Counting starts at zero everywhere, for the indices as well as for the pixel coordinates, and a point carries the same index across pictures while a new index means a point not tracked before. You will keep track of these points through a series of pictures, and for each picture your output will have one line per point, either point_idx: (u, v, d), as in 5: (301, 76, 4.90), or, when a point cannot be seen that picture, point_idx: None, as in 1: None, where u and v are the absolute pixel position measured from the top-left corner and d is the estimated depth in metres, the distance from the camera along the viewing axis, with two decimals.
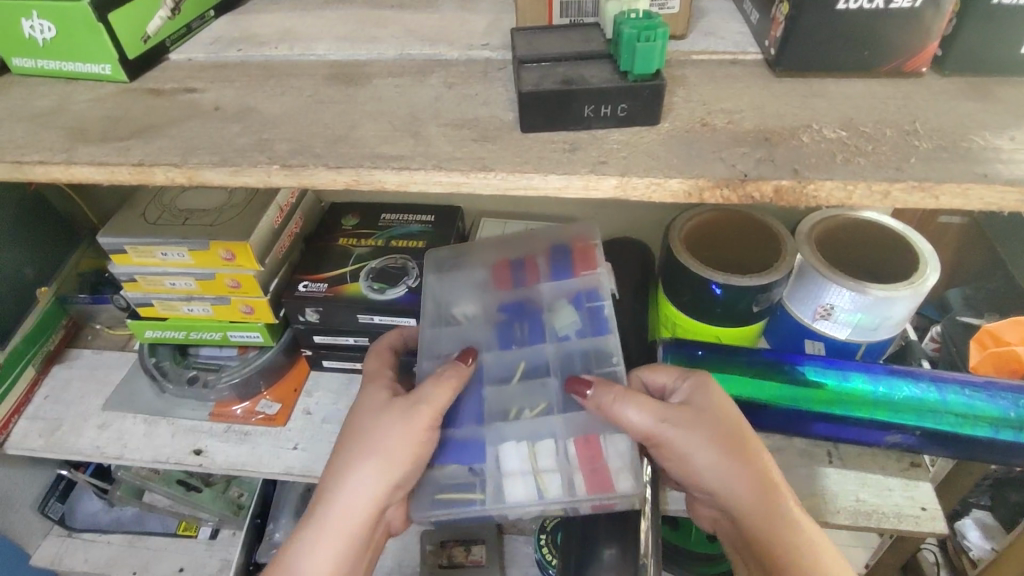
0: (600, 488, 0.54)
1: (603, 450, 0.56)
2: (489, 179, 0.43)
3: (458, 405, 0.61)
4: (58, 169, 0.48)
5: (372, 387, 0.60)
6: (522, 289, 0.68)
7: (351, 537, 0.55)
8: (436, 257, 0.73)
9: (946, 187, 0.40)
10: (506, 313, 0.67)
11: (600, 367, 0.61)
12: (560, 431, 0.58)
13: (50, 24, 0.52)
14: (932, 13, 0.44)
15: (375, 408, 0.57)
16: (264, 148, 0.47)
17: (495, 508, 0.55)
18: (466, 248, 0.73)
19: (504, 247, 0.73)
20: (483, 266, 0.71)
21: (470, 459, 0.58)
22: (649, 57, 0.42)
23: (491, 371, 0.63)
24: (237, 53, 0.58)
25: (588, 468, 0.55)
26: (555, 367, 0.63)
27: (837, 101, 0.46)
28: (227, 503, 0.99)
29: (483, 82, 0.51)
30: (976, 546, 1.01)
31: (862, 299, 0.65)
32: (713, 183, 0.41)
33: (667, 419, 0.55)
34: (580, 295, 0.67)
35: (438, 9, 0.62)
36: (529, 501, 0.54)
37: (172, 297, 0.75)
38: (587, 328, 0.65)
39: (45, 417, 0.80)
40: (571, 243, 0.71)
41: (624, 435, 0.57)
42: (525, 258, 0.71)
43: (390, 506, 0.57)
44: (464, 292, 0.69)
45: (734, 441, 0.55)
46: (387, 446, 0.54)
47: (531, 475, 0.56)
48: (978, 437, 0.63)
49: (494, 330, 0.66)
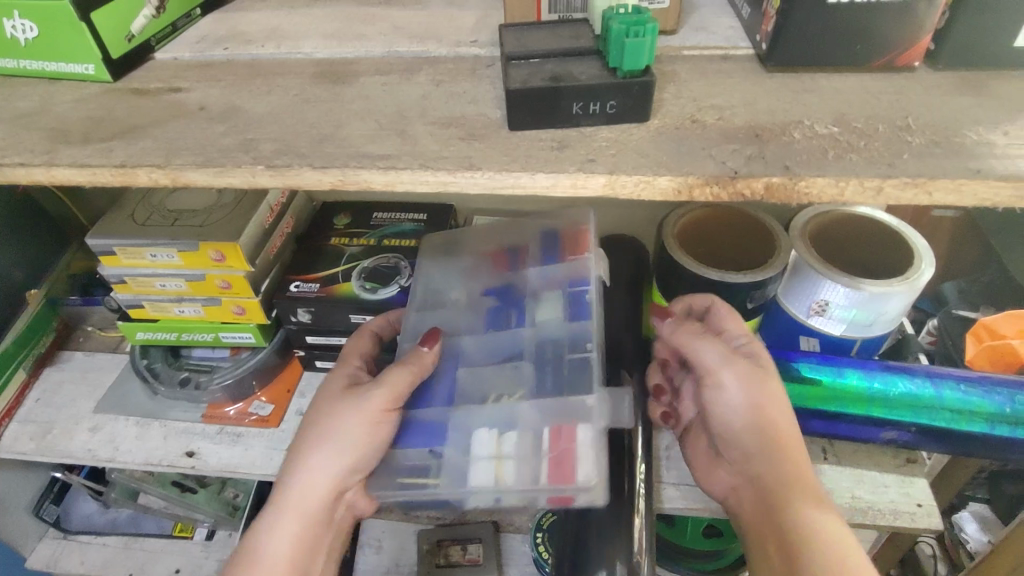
0: (561, 479, 0.53)
1: (574, 443, 0.55)
2: (475, 178, 0.42)
3: (430, 385, 0.62)
4: (40, 171, 0.47)
5: (335, 374, 0.62)
6: (510, 277, 0.69)
7: (310, 524, 0.55)
8: (429, 244, 0.75)
9: (939, 183, 0.39)
10: (491, 298, 0.68)
11: (572, 354, 0.60)
12: (527, 412, 0.58)
13: (32, 24, 0.51)
14: (925, 6, 0.43)
15: (335, 395, 0.58)
16: (249, 149, 0.46)
17: (453, 492, 0.55)
18: (462, 239, 0.75)
19: (498, 234, 0.74)
20: (474, 254, 0.74)
21: (434, 441, 0.58)
22: (637, 53, 0.41)
23: (470, 356, 0.64)
24: (223, 53, 0.57)
25: (553, 457, 0.54)
26: (529, 351, 0.62)
27: (829, 96, 0.46)
28: (223, 504, 0.98)
29: (471, 80, 0.51)
30: (974, 539, 1.01)
31: (856, 296, 0.65)
32: (703, 180, 0.40)
33: (735, 365, 0.59)
34: (566, 281, 0.66)
35: (426, 6, 0.62)
36: (489, 485, 0.54)
37: (162, 298, 0.74)
38: (567, 312, 0.63)
39: (35, 421, 0.79)
40: (561, 230, 0.71)
41: (591, 421, 0.55)
42: (520, 247, 0.71)
43: (349, 488, 0.57)
44: (452, 279, 0.72)
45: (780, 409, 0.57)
46: (343, 429, 0.55)
47: (494, 460, 0.55)
48: (972, 433, 0.63)
49: (477, 314, 0.67)
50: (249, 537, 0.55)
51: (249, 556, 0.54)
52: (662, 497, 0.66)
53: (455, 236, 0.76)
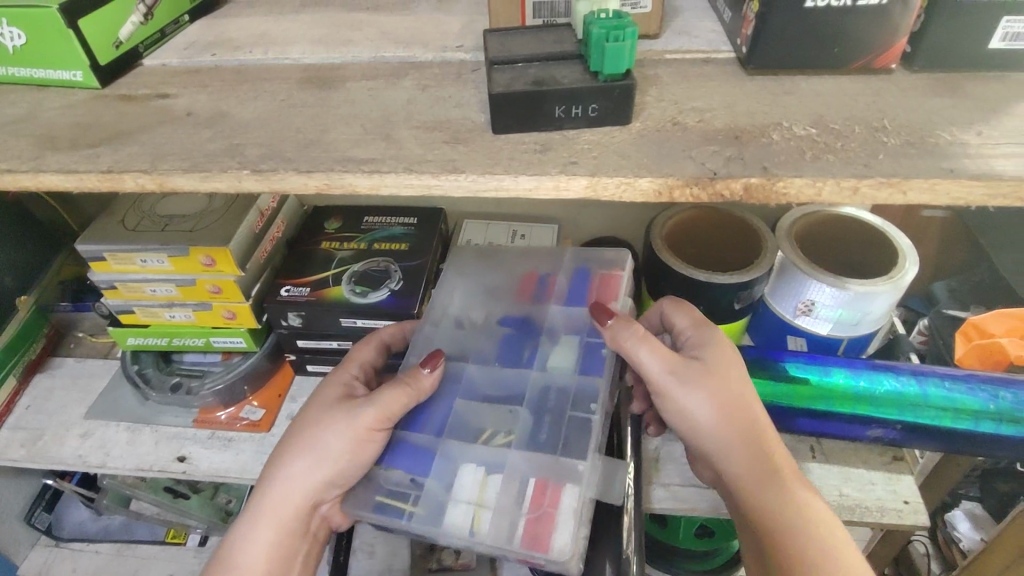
0: (534, 543, 0.50)
1: (557, 501, 0.52)
2: (460, 181, 0.43)
3: (427, 409, 0.60)
4: (27, 177, 0.47)
5: (333, 382, 0.61)
6: (530, 307, 0.68)
7: (286, 529, 0.55)
8: (461, 256, 0.74)
9: (913, 183, 0.40)
10: (508, 329, 0.66)
11: (575, 411, 0.58)
12: (515, 463, 0.55)
13: (19, 31, 0.51)
14: (900, 9, 0.44)
15: (328, 404, 0.58)
16: (235, 153, 0.46)
17: (425, 530, 0.53)
18: (492, 254, 0.74)
19: (529, 260, 0.72)
20: (502, 274, 0.72)
21: (417, 469, 0.56)
22: (619, 56, 0.42)
23: (473, 385, 0.62)
24: (211, 58, 0.58)
25: (531, 516, 0.52)
26: (532, 397, 0.60)
27: (807, 99, 0.46)
28: (215, 509, 0.98)
29: (456, 84, 0.51)
30: (967, 537, 1.02)
31: (842, 295, 0.66)
32: (682, 181, 0.41)
33: (675, 373, 0.55)
34: (586, 329, 0.64)
35: (413, 12, 0.62)
36: (463, 533, 0.52)
37: (153, 304, 0.74)
38: (580, 363, 0.61)
39: (25, 428, 0.79)
40: (597, 269, 0.69)
41: (579, 485, 0.53)
42: (550, 276, 0.70)
43: (325, 502, 0.56)
44: (471, 298, 0.70)
45: (731, 406, 0.55)
46: (325, 441, 0.54)
47: (473, 507, 0.53)
48: (957, 430, 0.63)
49: (489, 342, 0.65)
50: (226, 538, 0.55)
51: (225, 561, 0.54)
52: (651, 497, 0.66)
53: (457, 249, 0.75)
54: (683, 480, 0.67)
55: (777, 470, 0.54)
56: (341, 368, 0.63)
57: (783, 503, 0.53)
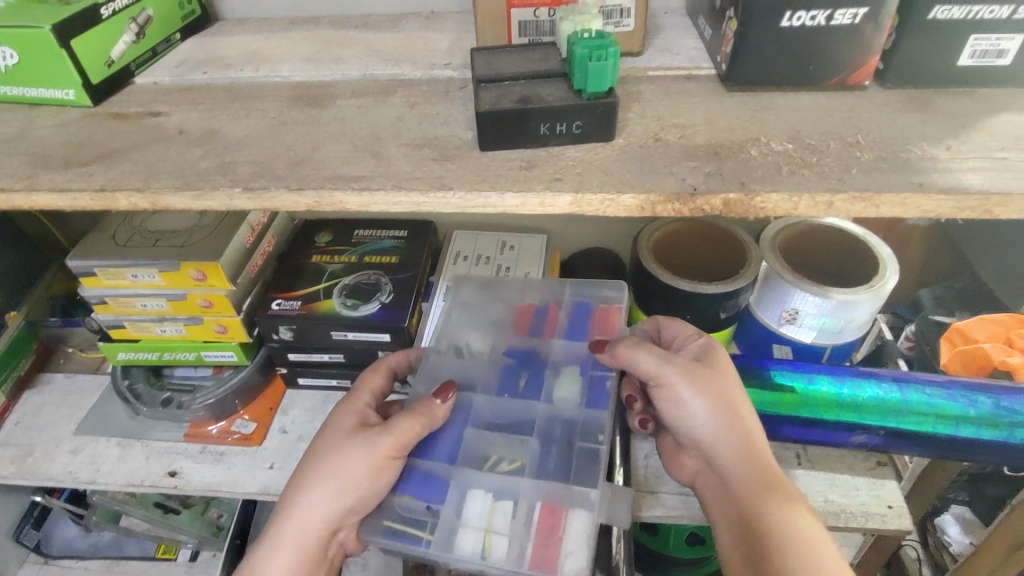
0: (543, 567, 0.52)
1: (564, 525, 0.54)
2: (448, 198, 0.44)
3: (436, 438, 0.60)
4: (20, 196, 0.48)
5: (344, 409, 0.60)
6: (532, 340, 0.68)
7: (306, 555, 0.55)
8: (461, 284, 0.74)
9: (885, 197, 0.41)
10: (510, 359, 0.66)
11: (583, 442, 0.59)
12: (524, 489, 0.56)
13: (11, 51, 0.52)
14: (872, 27, 0.45)
15: (342, 433, 0.57)
16: (227, 171, 0.47)
17: (438, 554, 0.53)
18: (490, 283, 0.74)
19: (528, 293, 0.73)
20: (501, 305, 0.72)
21: (431, 496, 0.56)
22: (601, 75, 0.43)
23: (479, 414, 0.62)
24: (203, 76, 0.58)
25: (540, 541, 0.53)
26: (539, 427, 0.60)
27: (785, 114, 0.48)
28: (206, 524, 0.97)
29: (444, 102, 0.52)
30: (957, 541, 1.02)
31: (825, 304, 0.67)
32: (664, 198, 0.42)
33: (674, 364, 0.57)
34: (589, 362, 0.65)
35: (401, 30, 0.64)
36: (473, 559, 0.52)
37: (144, 318, 0.75)
38: (586, 395, 0.63)
39: (15, 444, 0.79)
40: (596, 304, 0.71)
41: (588, 511, 0.54)
42: (550, 309, 0.71)
43: (342, 528, 0.56)
44: (468, 322, 0.71)
45: (725, 403, 0.56)
46: (342, 469, 0.54)
47: (483, 531, 0.54)
48: (939, 435, 0.64)
49: (491, 371, 0.65)
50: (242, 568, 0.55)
51: None
52: (641, 505, 0.67)
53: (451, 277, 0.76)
54: (674, 488, 0.68)
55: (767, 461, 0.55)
56: (351, 395, 0.62)
57: (767, 489, 0.54)
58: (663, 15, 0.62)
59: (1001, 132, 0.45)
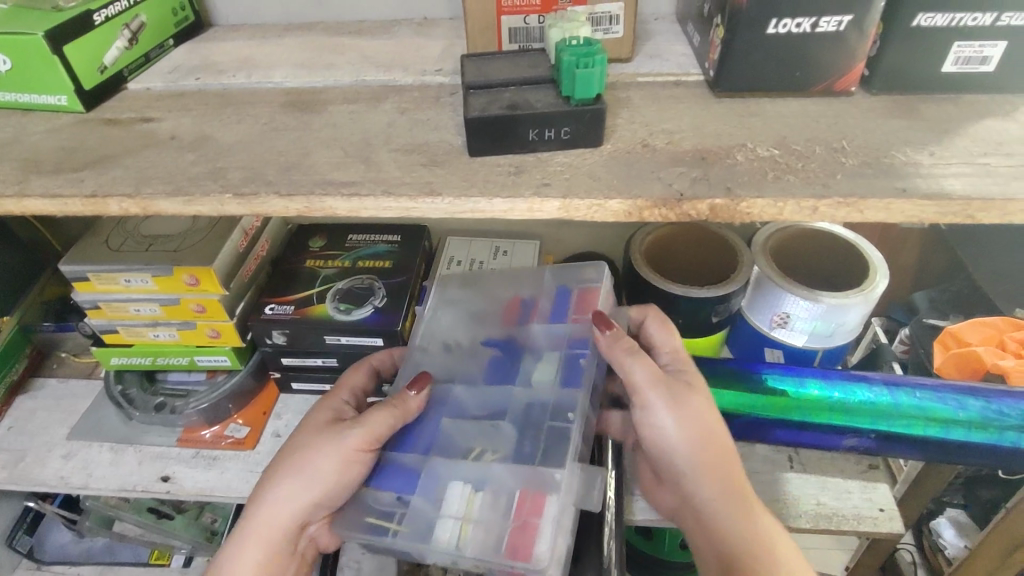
0: (516, 554, 0.50)
1: (540, 510, 0.52)
2: (437, 203, 0.44)
3: (415, 430, 0.60)
4: (11, 202, 0.48)
5: (321, 406, 0.61)
6: (514, 329, 0.66)
7: (273, 549, 0.56)
8: (447, 285, 0.73)
9: (869, 202, 0.42)
10: (492, 351, 0.65)
11: (555, 422, 0.56)
12: (497, 474, 0.55)
13: (4, 57, 0.52)
14: (856, 35, 0.46)
15: (317, 427, 0.58)
16: (218, 177, 0.47)
17: (413, 546, 0.52)
18: (478, 279, 0.72)
19: (513, 282, 0.71)
20: (487, 299, 0.70)
21: (403, 488, 0.56)
22: (588, 82, 0.44)
23: (457, 404, 0.61)
24: (195, 82, 0.59)
25: (515, 526, 0.51)
26: (516, 413, 0.59)
27: (771, 120, 0.48)
28: (200, 529, 0.98)
29: (435, 107, 0.53)
30: (951, 544, 1.02)
31: (815, 308, 0.67)
32: (651, 203, 0.43)
33: (659, 392, 0.56)
34: (568, 342, 0.62)
35: (394, 35, 0.64)
36: (448, 549, 0.51)
37: (137, 323, 0.75)
38: (563, 377, 0.59)
39: (7, 449, 0.78)
40: (576, 286, 0.66)
41: (558, 494, 0.52)
42: (534, 297, 0.68)
43: (313, 522, 0.57)
44: (458, 319, 0.70)
45: (705, 432, 0.56)
46: (312, 464, 0.55)
47: (459, 521, 0.53)
48: (929, 437, 0.65)
49: (476, 366, 0.64)
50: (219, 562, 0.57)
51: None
52: (633, 509, 0.67)
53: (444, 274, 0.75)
54: None
55: (744, 495, 0.56)
56: (331, 395, 0.63)
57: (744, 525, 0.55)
58: (653, 21, 0.62)
59: (983, 138, 0.45)
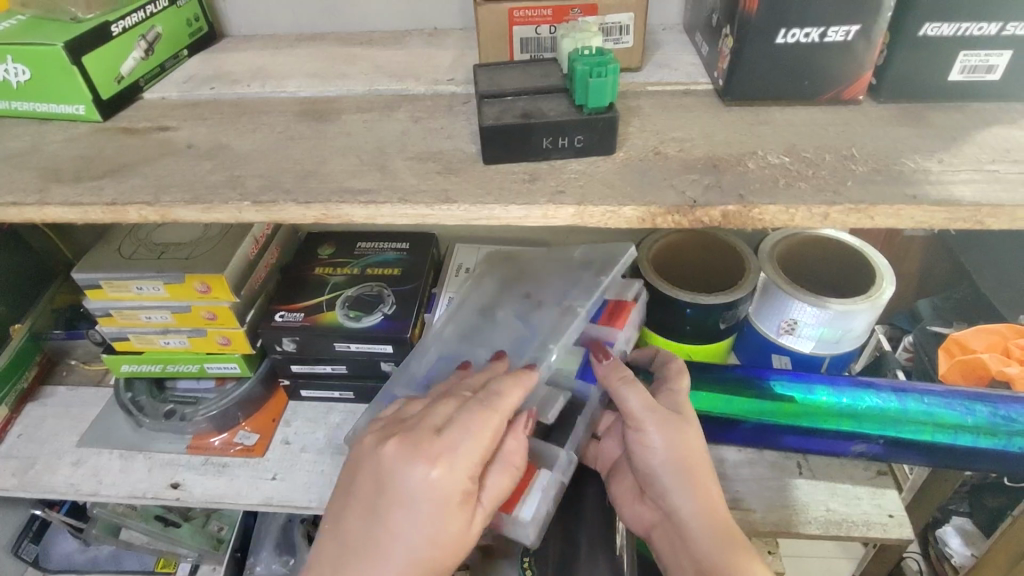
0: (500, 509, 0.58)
1: (531, 479, 0.58)
2: (452, 210, 0.45)
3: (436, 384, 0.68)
4: (32, 210, 0.48)
5: (451, 499, 0.48)
6: (534, 297, 0.73)
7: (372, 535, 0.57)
8: (490, 259, 0.80)
9: (879, 208, 0.42)
10: (521, 320, 0.71)
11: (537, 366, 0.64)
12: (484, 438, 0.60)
13: (24, 67, 0.53)
14: (863, 45, 0.47)
15: (455, 534, 0.49)
16: (236, 185, 0.48)
17: None
18: (517, 257, 0.80)
19: (546, 262, 0.78)
20: (517, 271, 0.78)
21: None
22: (601, 91, 0.45)
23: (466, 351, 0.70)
24: (210, 92, 0.60)
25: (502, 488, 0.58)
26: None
27: (781, 128, 0.49)
28: (206, 537, 0.97)
29: (448, 116, 0.53)
30: (958, 553, 1.00)
31: (823, 315, 0.68)
32: (664, 210, 0.43)
33: (655, 414, 0.58)
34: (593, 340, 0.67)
35: (405, 46, 0.65)
36: None
37: (148, 330, 0.75)
38: (583, 371, 0.65)
39: (17, 456, 0.79)
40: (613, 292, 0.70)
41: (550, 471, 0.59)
42: (557, 274, 0.75)
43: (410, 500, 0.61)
44: (492, 287, 0.77)
45: (693, 457, 0.57)
46: (436, 550, 0.49)
47: None
48: (938, 443, 0.65)
49: (494, 321, 0.72)
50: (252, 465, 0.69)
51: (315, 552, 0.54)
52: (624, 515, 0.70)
53: (491, 254, 0.81)
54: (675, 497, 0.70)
55: (733, 532, 0.56)
56: (457, 461, 0.48)
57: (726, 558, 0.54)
58: (661, 31, 0.63)
59: (991, 145, 0.46)
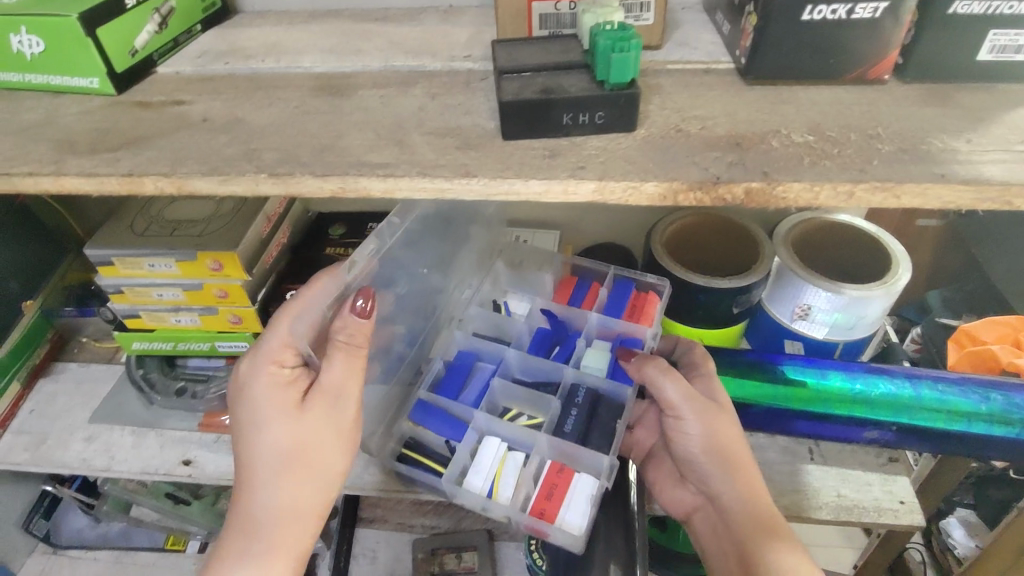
0: (540, 513, 0.61)
1: (569, 485, 0.62)
2: (472, 184, 0.45)
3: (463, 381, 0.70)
4: (48, 180, 0.48)
5: (269, 387, 0.54)
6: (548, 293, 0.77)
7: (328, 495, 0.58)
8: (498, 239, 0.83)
9: (906, 187, 0.42)
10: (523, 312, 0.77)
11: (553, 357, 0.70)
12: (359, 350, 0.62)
13: (38, 38, 0.52)
14: (891, 23, 0.46)
15: (282, 416, 0.53)
16: (252, 158, 0.48)
17: (450, 486, 0.63)
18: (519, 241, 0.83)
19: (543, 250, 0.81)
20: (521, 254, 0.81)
21: (451, 434, 0.66)
22: (623, 66, 0.44)
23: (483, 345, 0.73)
24: (224, 66, 0.59)
25: (542, 493, 0.62)
26: (563, 388, 0.68)
27: (805, 107, 0.48)
28: (216, 516, 0.98)
29: (465, 92, 0.53)
30: (961, 544, 1.01)
31: (838, 300, 0.67)
32: (687, 186, 0.43)
33: (693, 402, 0.59)
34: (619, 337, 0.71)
35: (421, 23, 0.64)
36: (478, 497, 0.62)
37: (160, 308, 0.75)
38: (613, 372, 0.67)
39: (29, 431, 0.79)
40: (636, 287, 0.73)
41: (591, 477, 0.62)
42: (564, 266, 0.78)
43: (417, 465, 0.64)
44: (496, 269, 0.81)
45: (729, 445, 0.58)
46: (275, 440, 0.53)
47: (495, 476, 0.63)
48: (951, 431, 0.64)
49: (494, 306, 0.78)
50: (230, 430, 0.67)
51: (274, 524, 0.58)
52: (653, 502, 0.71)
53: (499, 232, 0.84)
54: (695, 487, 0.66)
55: (771, 514, 0.56)
56: (265, 352, 0.54)
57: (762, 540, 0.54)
58: (681, 10, 0.62)
59: (1018, 126, 0.45)
